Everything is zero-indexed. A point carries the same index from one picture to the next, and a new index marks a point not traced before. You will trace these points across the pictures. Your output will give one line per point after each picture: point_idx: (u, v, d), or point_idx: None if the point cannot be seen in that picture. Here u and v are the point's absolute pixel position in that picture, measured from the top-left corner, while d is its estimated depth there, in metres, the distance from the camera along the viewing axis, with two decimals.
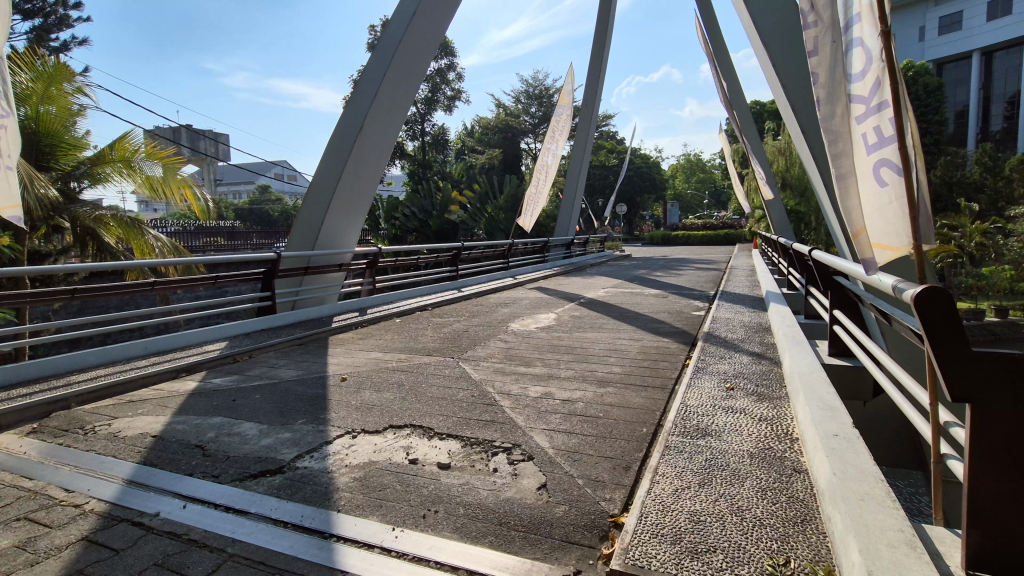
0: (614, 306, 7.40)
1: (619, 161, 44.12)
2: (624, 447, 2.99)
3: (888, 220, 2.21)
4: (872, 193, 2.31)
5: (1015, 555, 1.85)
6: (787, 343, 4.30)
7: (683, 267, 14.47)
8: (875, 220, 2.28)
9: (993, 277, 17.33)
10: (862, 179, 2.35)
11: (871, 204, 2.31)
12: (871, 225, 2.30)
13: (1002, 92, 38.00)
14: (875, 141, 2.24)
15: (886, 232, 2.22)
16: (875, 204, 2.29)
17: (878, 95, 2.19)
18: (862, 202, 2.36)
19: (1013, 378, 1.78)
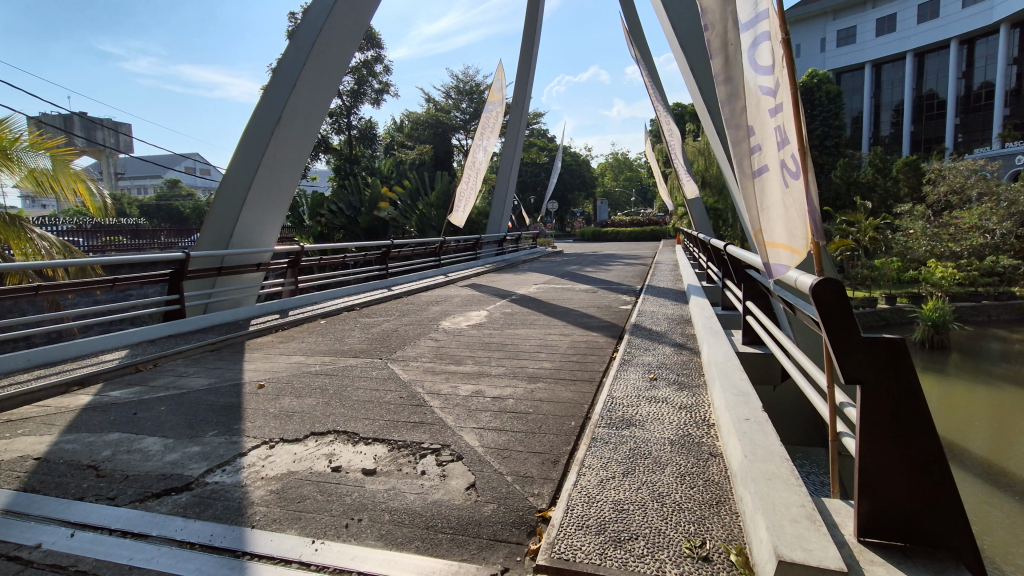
0: (546, 302, 7.52)
1: (550, 158, 44.81)
2: (553, 442, 3.03)
3: (790, 224, 2.32)
4: (778, 195, 2.39)
5: (899, 520, 2.05)
6: (705, 334, 4.53)
7: (612, 263, 14.94)
8: (779, 223, 2.40)
9: (884, 268, 18.23)
10: (769, 179, 2.47)
11: (778, 206, 2.41)
12: (778, 226, 2.41)
13: (890, 100, 42.03)
14: (779, 141, 2.34)
15: (789, 236, 2.33)
16: (775, 205, 2.42)
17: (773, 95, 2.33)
18: (771, 203, 2.46)
19: (893, 362, 1.96)
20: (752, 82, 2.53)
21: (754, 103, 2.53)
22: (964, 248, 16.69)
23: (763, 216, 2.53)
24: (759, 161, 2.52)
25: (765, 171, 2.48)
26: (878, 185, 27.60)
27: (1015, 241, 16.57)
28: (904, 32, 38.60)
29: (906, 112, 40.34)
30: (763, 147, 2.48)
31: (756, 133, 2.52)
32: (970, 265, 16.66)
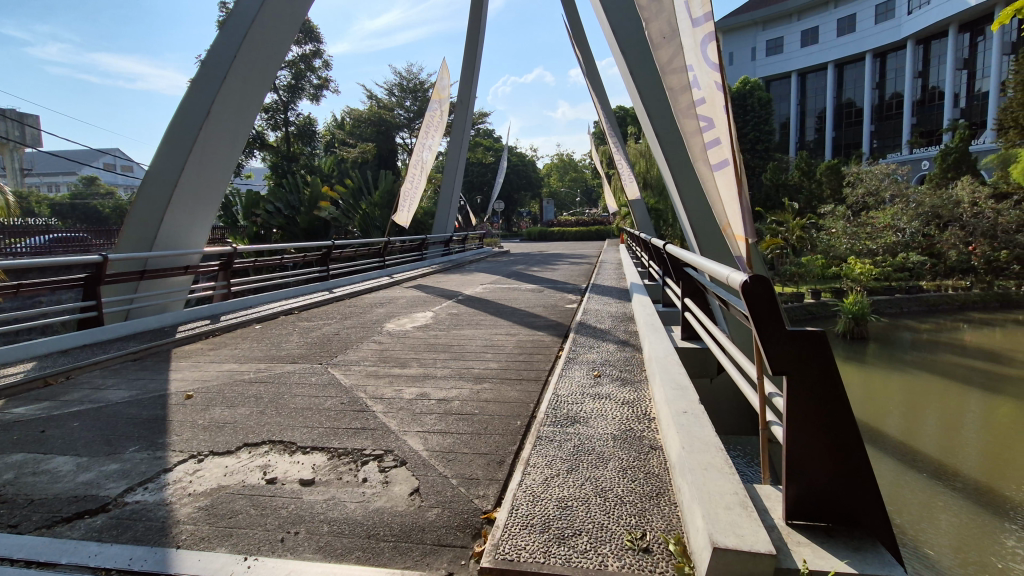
0: (492, 302, 7.51)
1: (495, 158, 44.92)
2: (499, 442, 3.02)
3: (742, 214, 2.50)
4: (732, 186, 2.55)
5: (823, 501, 2.18)
6: (646, 330, 4.66)
7: (558, 262, 15.11)
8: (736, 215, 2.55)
9: (810, 265, 19.42)
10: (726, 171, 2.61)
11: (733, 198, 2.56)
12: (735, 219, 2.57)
13: (813, 107, 44.89)
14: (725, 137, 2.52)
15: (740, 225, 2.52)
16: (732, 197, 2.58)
17: (722, 92, 2.47)
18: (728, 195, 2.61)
19: (816, 354, 2.08)
20: (709, 80, 2.67)
21: (711, 99, 2.66)
22: (879, 246, 18.37)
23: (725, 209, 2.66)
24: (717, 155, 2.65)
25: (723, 165, 2.61)
26: (804, 187, 29.40)
27: (923, 239, 18.14)
28: (825, 44, 41.38)
29: (828, 119, 43.25)
30: (719, 141, 2.62)
31: (715, 129, 2.65)
32: (885, 261, 18.08)
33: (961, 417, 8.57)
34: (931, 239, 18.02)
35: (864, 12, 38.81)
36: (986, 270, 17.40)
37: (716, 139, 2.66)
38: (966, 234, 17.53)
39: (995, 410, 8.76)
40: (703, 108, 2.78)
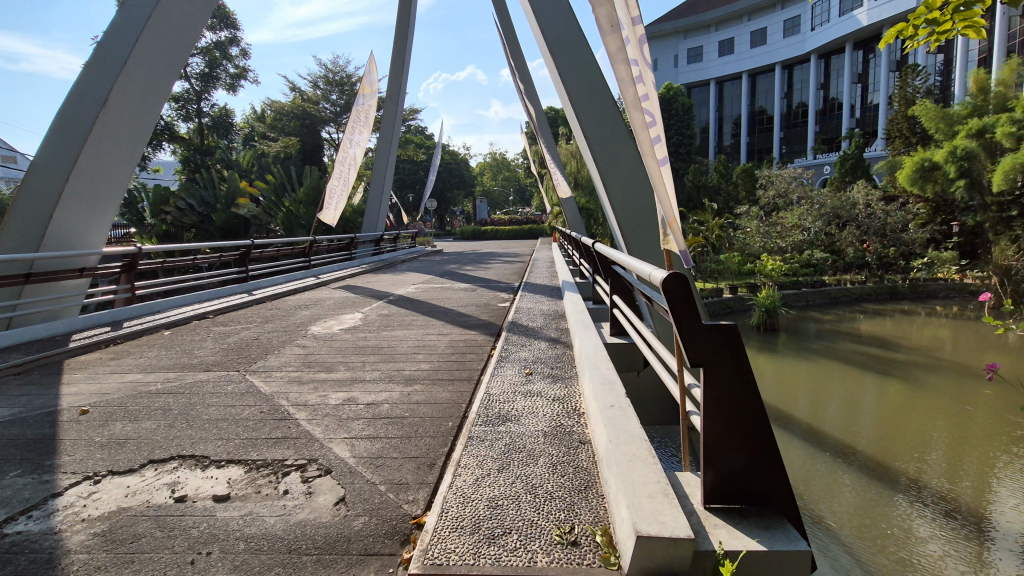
0: (424, 302, 7.39)
1: (428, 156, 44.30)
2: (429, 445, 2.97)
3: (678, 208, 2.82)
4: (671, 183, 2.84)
5: (736, 485, 2.33)
6: (577, 327, 4.75)
7: (492, 261, 15.10)
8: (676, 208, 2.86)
9: (728, 262, 20.67)
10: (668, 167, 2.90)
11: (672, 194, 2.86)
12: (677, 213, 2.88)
13: (730, 114, 47.84)
14: None
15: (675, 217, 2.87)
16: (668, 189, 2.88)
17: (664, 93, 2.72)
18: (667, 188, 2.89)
19: (731, 346, 2.20)
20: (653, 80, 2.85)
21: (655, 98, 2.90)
22: (788, 244, 19.89)
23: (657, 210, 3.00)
24: (661, 152, 2.91)
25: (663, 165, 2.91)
26: (722, 189, 31.21)
27: (825, 237, 19.80)
28: (740, 55, 44.16)
29: (743, 125, 46.21)
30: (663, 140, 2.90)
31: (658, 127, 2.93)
32: (793, 258, 19.61)
33: (857, 399, 9.46)
34: (831, 237, 19.65)
35: (774, 26, 41.85)
36: (877, 265, 19.27)
37: (660, 138, 2.94)
38: (861, 233, 19.37)
39: (885, 392, 9.74)
40: (647, 104, 3.03)
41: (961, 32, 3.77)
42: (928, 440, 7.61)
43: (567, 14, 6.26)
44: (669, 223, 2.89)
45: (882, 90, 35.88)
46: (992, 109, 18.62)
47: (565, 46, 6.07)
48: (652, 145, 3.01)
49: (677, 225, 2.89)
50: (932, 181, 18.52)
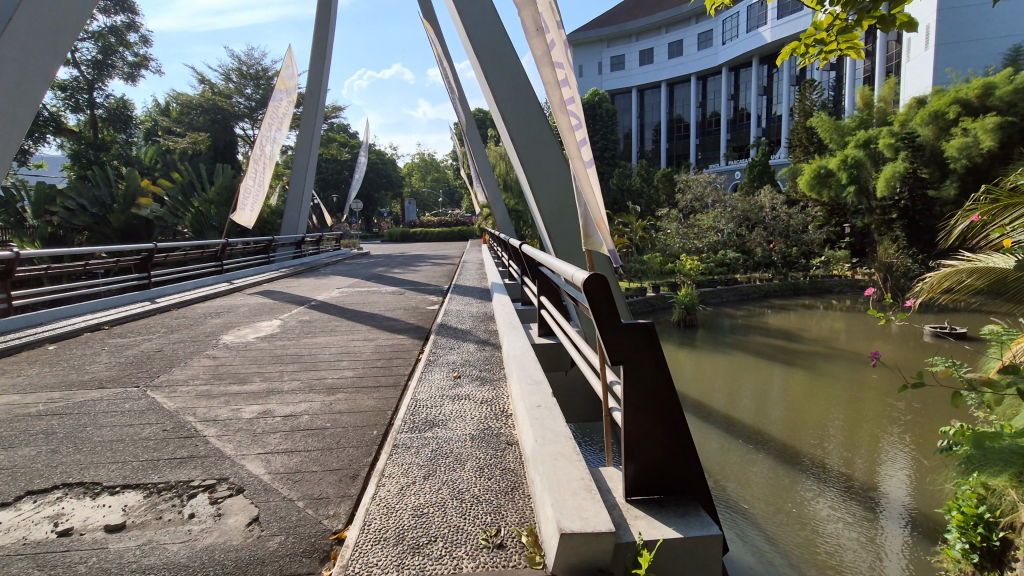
0: (348, 306, 7.17)
1: (351, 155, 43.08)
2: (353, 456, 2.86)
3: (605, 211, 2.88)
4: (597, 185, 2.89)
5: (655, 477, 2.44)
6: (505, 329, 4.78)
7: (421, 263, 14.87)
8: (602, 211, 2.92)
9: (650, 262, 21.66)
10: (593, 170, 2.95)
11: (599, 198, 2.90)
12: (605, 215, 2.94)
13: (651, 121, 50.16)
14: None
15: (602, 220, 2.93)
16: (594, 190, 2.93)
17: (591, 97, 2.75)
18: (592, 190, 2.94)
19: (649, 342, 2.30)
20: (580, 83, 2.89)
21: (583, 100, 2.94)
22: (704, 244, 21.15)
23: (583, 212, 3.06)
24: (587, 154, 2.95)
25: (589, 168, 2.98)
26: (644, 192, 32.64)
27: (737, 238, 21.23)
28: (659, 64, 46.36)
29: (662, 132, 48.59)
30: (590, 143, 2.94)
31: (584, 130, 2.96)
32: (708, 258, 20.83)
33: (767, 388, 10.19)
34: (742, 238, 21.10)
35: (689, 39, 44.35)
36: (782, 264, 20.87)
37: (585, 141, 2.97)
38: (768, 234, 20.95)
39: (791, 380, 10.57)
40: (572, 107, 3.08)
41: (843, 53, 4.14)
42: (828, 424, 8.33)
43: (492, 17, 6.22)
44: (597, 225, 2.96)
45: (785, 102, 39.03)
46: (874, 122, 20.84)
47: (491, 50, 6.05)
48: (577, 147, 3.03)
49: (604, 225, 2.97)
50: (827, 187, 20.26)
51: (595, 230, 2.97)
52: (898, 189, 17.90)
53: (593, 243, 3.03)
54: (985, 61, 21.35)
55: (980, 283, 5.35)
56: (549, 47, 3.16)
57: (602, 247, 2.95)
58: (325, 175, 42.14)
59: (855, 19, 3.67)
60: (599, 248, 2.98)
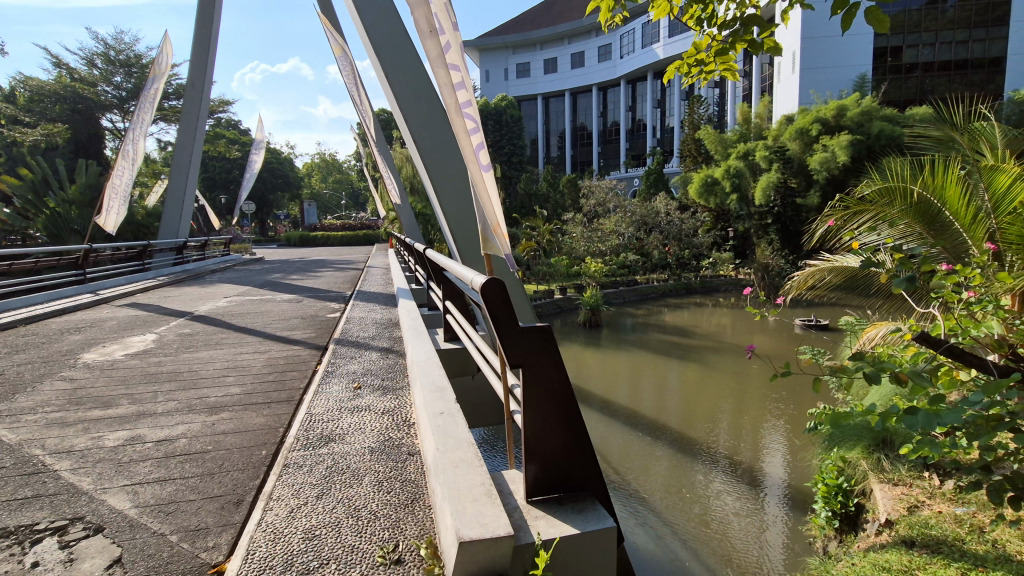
0: (237, 317, 6.64)
1: (243, 153, 40.20)
2: (238, 480, 2.64)
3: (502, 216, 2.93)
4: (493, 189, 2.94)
5: (554, 476, 2.50)
6: (409, 335, 4.68)
7: (322, 269, 14.18)
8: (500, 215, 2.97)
9: (557, 265, 22.35)
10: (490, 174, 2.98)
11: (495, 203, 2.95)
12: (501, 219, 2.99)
13: (556, 128, 51.82)
14: None
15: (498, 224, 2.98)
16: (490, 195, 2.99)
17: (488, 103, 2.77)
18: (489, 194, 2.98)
19: (545, 346, 2.34)
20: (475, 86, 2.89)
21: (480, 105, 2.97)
22: (607, 248, 22.21)
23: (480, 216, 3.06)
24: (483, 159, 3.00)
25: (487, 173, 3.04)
26: (550, 197, 33.64)
27: (636, 241, 22.48)
28: (563, 74, 48.01)
29: (567, 138, 50.36)
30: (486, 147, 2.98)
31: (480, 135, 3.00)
32: (611, 260, 21.86)
33: (664, 382, 10.86)
34: (641, 241, 22.39)
35: (590, 51, 46.46)
36: (676, 265, 22.42)
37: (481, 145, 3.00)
38: (664, 238, 22.41)
39: (686, 374, 11.36)
40: (469, 110, 3.10)
41: (721, 73, 4.49)
42: (717, 412, 9.07)
43: (390, 11, 5.86)
44: (494, 230, 3.00)
45: (677, 114, 41.99)
46: (752, 137, 23.04)
47: (391, 47, 5.72)
48: (475, 152, 3.07)
49: (501, 229, 3.02)
50: (714, 195, 22.05)
51: (492, 234, 3.01)
52: (772, 197, 19.83)
53: (491, 246, 3.06)
54: (838, 86, 24.39)
55: (838, 279, 6.06)
56: (443, 48, 3.13)
57: (500, 251, 2.99)
58: (213, 174, 38.90)
59: (730, 42, 3.98)
60: (496, 251, 3.02)
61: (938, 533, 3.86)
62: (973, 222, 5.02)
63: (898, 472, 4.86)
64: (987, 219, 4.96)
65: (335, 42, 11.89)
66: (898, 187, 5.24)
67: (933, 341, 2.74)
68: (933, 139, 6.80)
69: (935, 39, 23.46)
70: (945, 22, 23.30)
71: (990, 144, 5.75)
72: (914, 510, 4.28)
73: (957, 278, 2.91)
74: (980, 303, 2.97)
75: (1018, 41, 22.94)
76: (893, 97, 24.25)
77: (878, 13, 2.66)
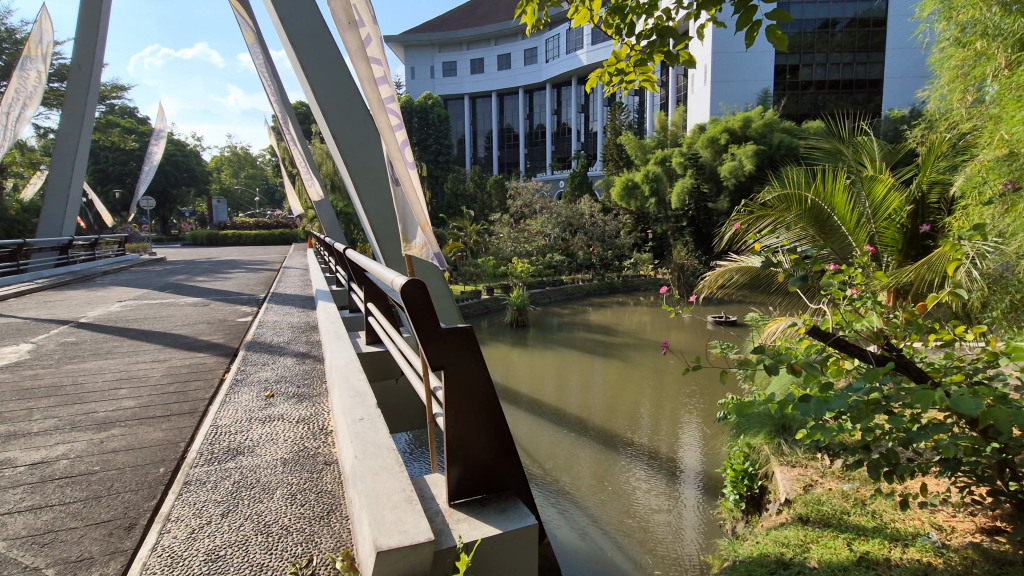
0: (132, 323, 6.06)
1: (141, 143, 36.85)
2: (131, 501, 2.41)
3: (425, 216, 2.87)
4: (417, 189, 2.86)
5: (477, 479, 2.50)
6: (328, 339, 4.50)
7: (233, 271, 13.30)
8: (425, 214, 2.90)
9: (483, 265, 22.42)
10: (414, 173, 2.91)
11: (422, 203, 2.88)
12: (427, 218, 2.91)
13: (483, 128, 51.98)
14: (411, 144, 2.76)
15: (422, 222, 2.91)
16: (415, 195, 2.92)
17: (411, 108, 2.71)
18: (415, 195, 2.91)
19: (468, 349, 2.32)
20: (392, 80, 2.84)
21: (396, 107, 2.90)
22: (533, 248, 22.57)
23: (407, 214, 2.96)
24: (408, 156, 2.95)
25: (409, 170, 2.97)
26: (478, 198, 33.70)
27: (562, 242, 23.03)
28: (489, 75, 48.22)
29: (494, 139, 50.66)
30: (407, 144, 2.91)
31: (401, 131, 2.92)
32: (537, 260, 22.22)
33: (589, 380, 11.20)
34: (566, 242, 22.98)
35: (516, 54, 47.03)
36: (600, 265, 23.20)
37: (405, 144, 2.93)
38: (588, 239, 23.13)
39: (609, 371, 11.77)
40: (391, 106, 3.00)
41: (641, 84, 4.66)
42: (639, 407, 9.47)
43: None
44: (422, 228, 2.91)
45: (600, 120, 43.49)
46: (668, 144, 24.32)
47: (309, 39, 5.32)
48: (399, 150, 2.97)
49: (428, 227, 2.94)
50: (634, 198, 23.04)
51: (420, 233, 2.91)
52: (687, 201, 21.03)
53: (418, 246, 2.97)
54: (744, 99, 26.32)
55: (744, 278, 6.54)
56: (364, 41, 3.06)
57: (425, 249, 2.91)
58: (105, 166, 35.34)
59: (648, 52, 4.15)
60: (419, 251, 2.93)
61: (829, 508, 4.26)
62: (856, 227, 5.77)
63: (796, 454, 5.34)
64: (866, 224, 5.72)
65: (246, 29, 11.16)
66: (795, 193, 5.70)
67: (822, 334, 3.04)
68: (824, 151, 7.48)
69: (826, 60, 25.96)
70: (833, 45, 25.81)
71: (870, 157, 6.54)
72: (809, 488, 4.70)
73: (842, 278, 3.22)
74: (862, 299, 3.29)
75: (893, 66, 25.84)
76: (791, 111, 26.53)
77: (780, 32, 2.89)
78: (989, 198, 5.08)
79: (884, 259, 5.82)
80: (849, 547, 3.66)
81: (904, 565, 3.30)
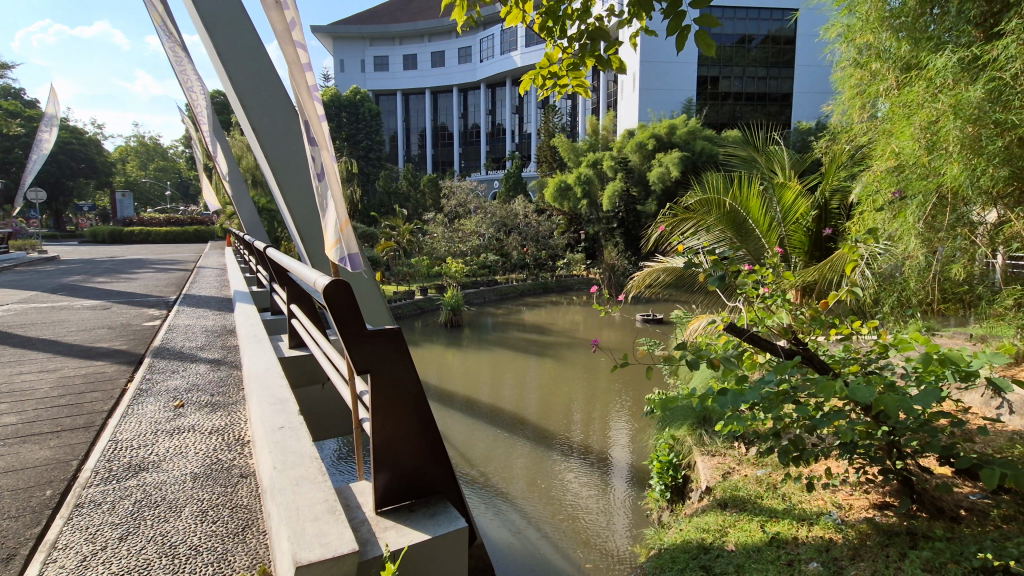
0: (15, 330, 5.41)
1: (28, 129, 33.09)
2: (9, 529, 2.14)
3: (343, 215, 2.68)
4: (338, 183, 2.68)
5: (406, 484, 2.44)
6: (246, 342, 4.24)
7: (140, 271, 12.24)
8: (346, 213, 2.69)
9: (417, 265, 22.06)
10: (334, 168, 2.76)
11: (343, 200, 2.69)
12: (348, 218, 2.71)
13: (416, 126, 51.14)
14: None
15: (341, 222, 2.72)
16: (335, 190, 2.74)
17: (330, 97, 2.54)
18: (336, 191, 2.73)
19: (396, 351, 2.25)
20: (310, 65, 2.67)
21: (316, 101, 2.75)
22: (468, 248, 22.47)
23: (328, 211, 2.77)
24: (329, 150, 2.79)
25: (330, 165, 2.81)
26: (411, 196, 33.09)
27: (496, 242, 23.08)
28: (423, 71, 47.52)
29: (428, 137, 49.98)
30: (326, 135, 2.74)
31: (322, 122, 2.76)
32: (471, 260, 22.12)
33: (523, 379, 11.29)
34: (500, 242, 23.04)
35: (451, 52, 46.67)
36: (534, 265, 23.47)
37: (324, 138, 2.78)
38: (522, 239, 23.34)
39: (543, 370, 11.92)
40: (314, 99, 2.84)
41: (574, 89, 4.73)
42: (571, 404, 9.66)
43: None
44: (340, 227, 2.70)
45: (535, 122, 44.07)
46: (599, 147, 25.01)
47: (230, 22, 4.92)
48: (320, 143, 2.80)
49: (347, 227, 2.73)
50: (567, 199, 23.51)
51: (336, 232, 2.71)
52: (617, 204, 21.73)
53: (335, 245, 2.78)
54: (670, 107, 27.59)
55: (669, 278, 6.84)
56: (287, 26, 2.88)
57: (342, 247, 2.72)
58: None
59: (580, 56, 4.21)
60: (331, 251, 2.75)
61: (744, 493, 4.53)
62: (768, 230, 6.19)
63: (716, 444, 5.65)
64: (776, 228, 6.15)
65: (153, 9, 10.24)
66: (715, 198, 6.05)
67: (738, 331, 3.23)
68: (740, 159, 7.95)
69: (742, 73, 27.73)
70: (750, 59, 27.61)
71: (781, 165, 7.02)
72: (727, 476, 4.99)
73: (755, 277, 3.43)
74: (773, 296, 3.50)
75: (801, 82, 28.05)
76: (713, 120, 28.12)
77: (707, 39, 3.04)
78: (882, 205, 5.59)
79: (793, 259, 6.27)
80: (762, 530, 3.91)
81: (810, 542, 3.56)
